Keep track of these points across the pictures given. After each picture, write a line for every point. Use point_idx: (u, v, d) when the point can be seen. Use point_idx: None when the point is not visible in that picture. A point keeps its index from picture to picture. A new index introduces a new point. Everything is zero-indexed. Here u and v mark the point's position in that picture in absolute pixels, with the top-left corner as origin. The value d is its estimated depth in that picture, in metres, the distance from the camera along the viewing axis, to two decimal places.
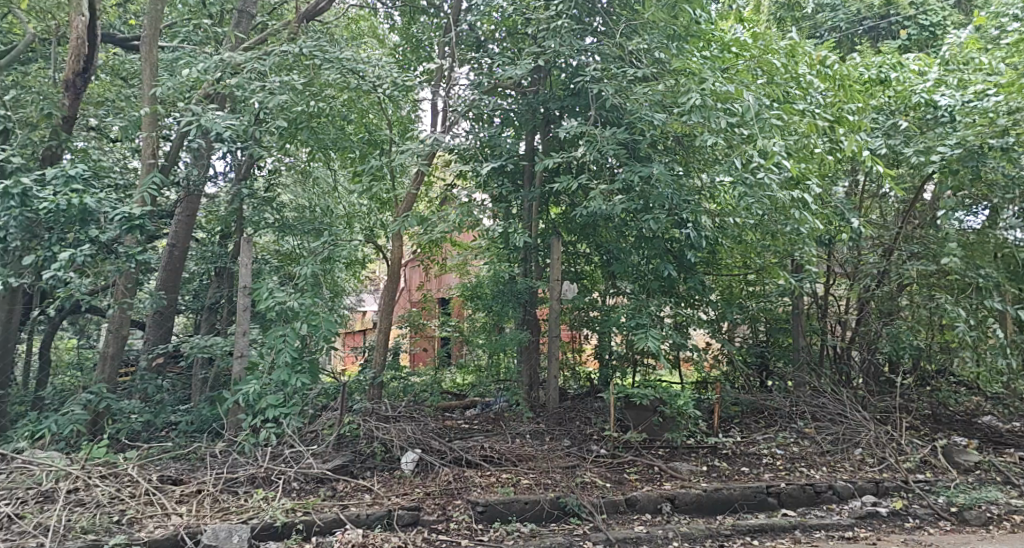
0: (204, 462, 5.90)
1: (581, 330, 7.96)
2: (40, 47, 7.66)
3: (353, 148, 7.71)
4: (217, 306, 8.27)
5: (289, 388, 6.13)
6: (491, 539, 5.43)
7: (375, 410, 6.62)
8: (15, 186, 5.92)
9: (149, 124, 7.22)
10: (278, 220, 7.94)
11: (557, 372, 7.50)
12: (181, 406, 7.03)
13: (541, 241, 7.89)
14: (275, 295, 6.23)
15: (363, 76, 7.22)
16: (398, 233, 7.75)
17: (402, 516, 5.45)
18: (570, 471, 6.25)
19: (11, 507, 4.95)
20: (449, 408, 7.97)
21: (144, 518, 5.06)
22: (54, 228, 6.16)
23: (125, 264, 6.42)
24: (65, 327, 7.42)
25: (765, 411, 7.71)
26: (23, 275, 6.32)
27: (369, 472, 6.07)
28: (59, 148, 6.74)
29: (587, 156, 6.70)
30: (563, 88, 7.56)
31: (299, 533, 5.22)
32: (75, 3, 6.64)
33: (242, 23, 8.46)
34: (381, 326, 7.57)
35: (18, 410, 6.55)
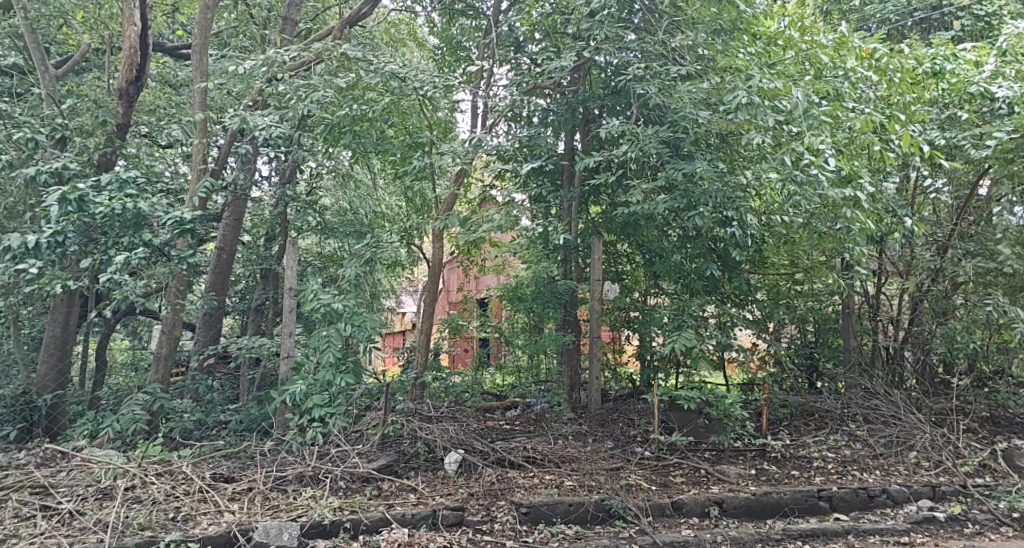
0: (255, 460, 6.02)
1: (622, 330, 7.95)
2: (94, 58, 7.99)
3: (394, 150, 7.71)
4: (263, 308, 8.43)
5: (334, 389, 6.21)
6: (537, 541, 5.43)
7: (418, 411, 6.67)
8: (73, 192, 5.99)
9: (200, 130, 7.39)
10: (321, 222, 8.07)
11: (599, 372, 7.47)
12: (230, 405, 7.18)
13: (581, 240, 7.86)
14: (320, 297, 6.32)
15: (404, 79, 7.27)
16: (438, 232, 7.76)
17: (447, 516, 5.49)
18: (614, 473, 6.21)
19: (72, 504, 5.09)
20: (490, 409, 7.91)
21: (198, 515, 5.17)
22: (110, 232, 6.32)
23: (178, 266, 6.62)
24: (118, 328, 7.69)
25: (815, 413, 7.59)
26: (81, 278, 6.51)
27: (413, 472, 6.11)
28: (114, 155, 6.94)
29: (629, 155, 6.65)
30: (603, 86, 7.49)
31: (347, 532, 5.28)
32: (127, 14, 6.85)
33: (286, 29, 8.56)
34: (424, 324, 7.62)
35: (77, 409, 6.75)
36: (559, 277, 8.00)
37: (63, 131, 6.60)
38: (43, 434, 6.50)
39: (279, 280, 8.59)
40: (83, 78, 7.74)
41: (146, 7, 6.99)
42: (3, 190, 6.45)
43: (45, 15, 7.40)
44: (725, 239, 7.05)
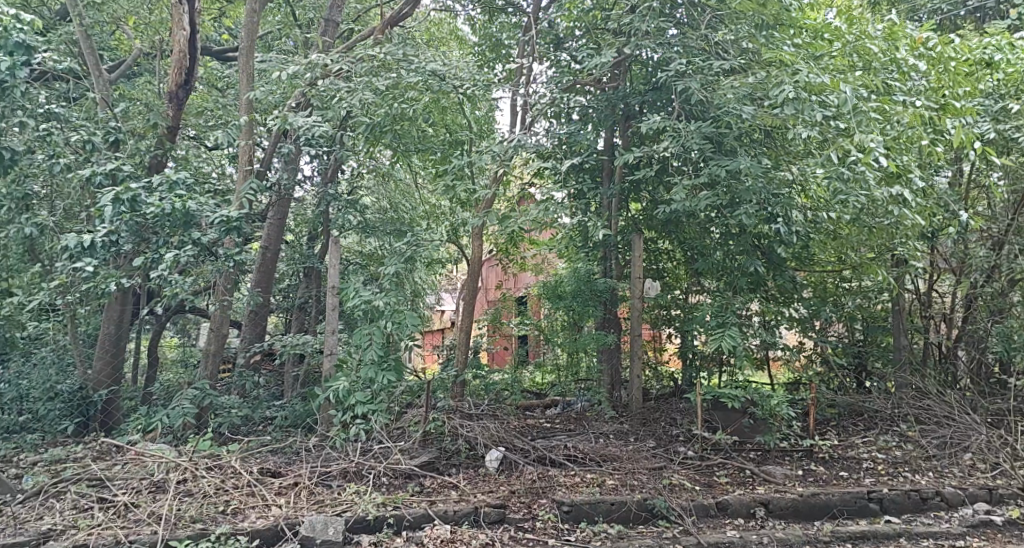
0: (300, 456, 6.12)
1: (663, 328, 7.89)
2: (145, 62, 8.19)
3: (435, 148, 7.94)
4: (306, 306, 8.56)
5: (376, 386, 6.27)
6: (579, 539, 5.41)
7: (458, 408, 6.72)
8: (126, 192, 6.15)
9: (246, 132, 7.56)
10: (362, 221, 8.07)
11: (640, 370, 7.41)
12: (275, 402, 7.32)
13: (621, 238, 7.83)
14: (361, 295, 6.41)
15: (443, 78, 7.30)
16: (478, 229, 7.80)
17: (489, 513, 5.50)
18: (657, 473, 6.17)
19: (127, 496, 5.22)
20: (531, 407, 8.03)
21: (247, 509, 5.27)
22: (161, 232, 6.49)
23: (225, 264, 6.75)
24: (168, 326, 8.07)
25: (864, 413, 7.47)
26: (133, 276, 6.69)
27: (455, 469, 6.16)
28: (164, 157, 7.19)
29: (671, 151, 6.57)
30: (644, 81, 7.44)
31: (391, 528, 5.32)
32: (176, 19, 7.03)
33: (329, 32, 8.57)
34: (463, 321, 7.66)
35: (130, 405, 6.94)
36: (599, 274, 7.96)
37: (116, 134, 6.73)
38: (99, 428, 6.70)
39: (322, 279, 8.73)
40: (135, 83, 7.97)
41: (194, 12, 7.15)
42: (60, 192, 6.65)
43: (100, 21, 7.68)
44: (768, 237, 6.95)
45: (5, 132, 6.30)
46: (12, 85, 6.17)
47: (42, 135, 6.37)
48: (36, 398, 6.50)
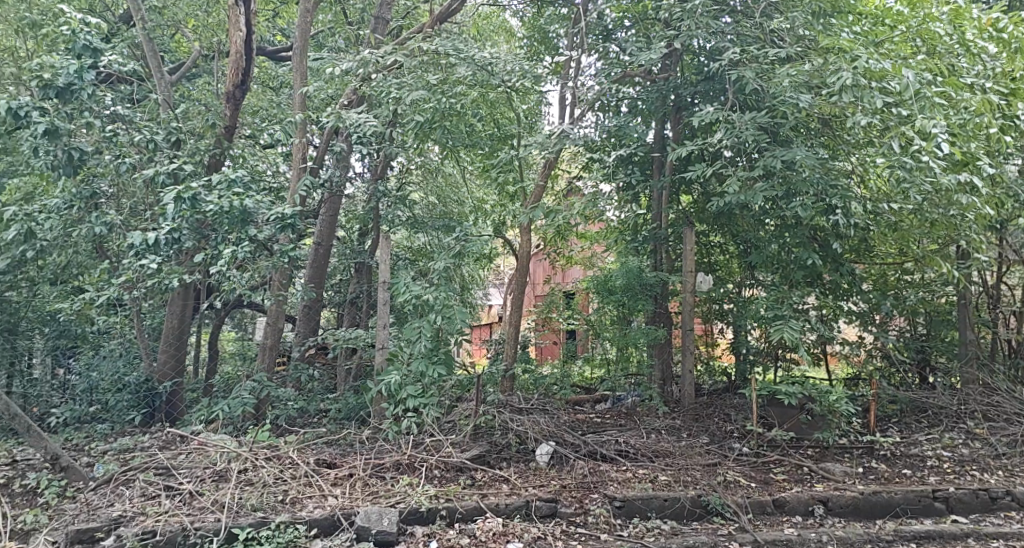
0: (354, 448, 6.22)
1: (715, 323, 7.77)
2: (203, 63, 8.40)
3: (483, 144, 7.88)
4: (358, 301, 8.66)
5: (426, 379, 6.33)
6: (632, 535, 5.37)
7: (508, 402, 6.76)
8: (186, 191, 6.33)
9: (300, 130, 7.69)
10: (411, 217, 8.31)
11: (692, 365, 7.33)
12: (329, 394, 7.47)
13: (672, 231, 7.75)
14: (412, 289, 6.50)
15: (493, 71, 7.36)
16: (527, 224, 7.79)
17: (541, 507, 5.49)
18: (711, 469, 6.10)
19: (192, 484, 5.37)
20: (580, 402, 7.90)
21: (304, 498, 5.38)
22: (220, 228, 6.66)
23: (280, 260, 6.87)
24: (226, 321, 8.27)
25: (928, 410, 7.25)
26: (194, 272, 6.89)
27: (505, 462, 6.18)
28: (221, 156, 7.36)
29: (725, 142, 6.45)
30: (696, 71, 7.35)
31: (443, 519, 5.35)
32: (233, 21, 7.19)
33: (379, 29, 8.65)
34: (513, 316, 7.66)
35: (192, 396, 7.15)
36: (650, 268, 7.88)
37: (176, 135, 6.98)
38: (164, 419, 6.94)
39: (372, 273, 8.79)
40: (195, 84, 8.19)
41: (252, 14, 7.30)
42: (127, 192, 6.87)
43: (162, 24, 7.90)
44: (824, 228, 6.78)
45: (74, 134, 6.55)
46: (79, 87, 6.42)
47: (109, 136, 6.60)
48: (105, 390, 6.78)
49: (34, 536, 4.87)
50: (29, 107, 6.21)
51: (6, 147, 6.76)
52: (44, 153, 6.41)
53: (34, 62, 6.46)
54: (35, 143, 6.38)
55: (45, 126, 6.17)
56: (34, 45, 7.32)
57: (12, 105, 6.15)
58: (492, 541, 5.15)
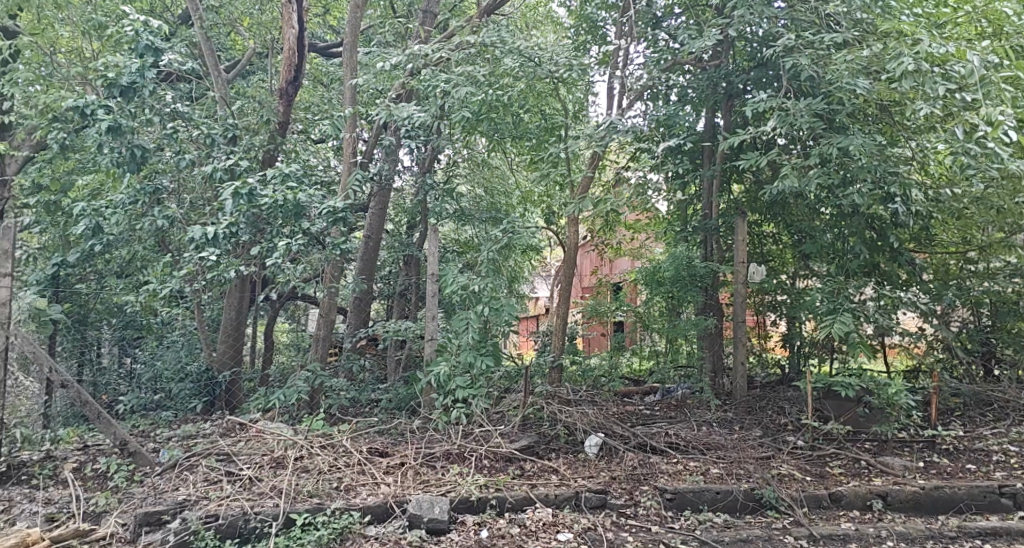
0: (406, 437, 6.31)
1: (767, 314, 7.61)
2: (258, 61, 8.62)
3: (530, 136, 7.98)
4: (406, 294, 8.85)
5: (475, 371, 6.37)
6: (683, 527, 5.32)
7: (557, 393, 6.78)
8: (243, 186, 6.49)
9: (350, 125, 7.76)
10: (458, 209, 8.37)
11: (744, 357, 7.22)
12: (380, 385, 7.60)
13: (723, 222, 7.65)
14: (459, 281, 6.57)
15: (539, 62, 7.32)
16: (574, 214, 7.74)
17: (591, 498, 5.49)
18: (764, 462, 6.02)
19: (251, 471, 5.51)
20: (629, 394, 7.90)
21: (358, 486, 5.47)
22: (275, 222, 6.80)
23: (332, 252, 7.00)
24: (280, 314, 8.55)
25: (995, 403, 7.03)
26: (251, 265, 7.07)
27: (554, 453, 6.18)
28: (275, 151, 7.53)
29: (779, 130, 6.32)
30: (749, 58, 7.21)
31: (493, 509, 5.37)
32: (285, 17, 7.33)
33: (428, 22, 8.73)
34: (560, 308, 7.67)
35: (250, 386, 7.34)
36: (700, 259, 7.78)
37: (233, 131, 7.16)
38: (224, 407, 7.13)
39: (420, 267, 9.03)
40: (250, 82, 8.46)
41: (303, 11, 7.44)
42: (187, 187, 7.08)
43: (218, 24, 8.16)
44: (880, 218, 6.73)
45: (137, 131, 6.73)
46: (141, 85, 6.70)
47: (169, 133, 6.83)
48: (170, 379, 7.11)
49: (106, 518, 5.06)
50: (95, 106, 6.45)
51: (75, 146, 7.04)
52: (110, 150, 6.63)
53: (99, 62, 6.75)
54: (101, 140, 6.62)
55: (109, 124, 6.39)
56: (99, 45, 7.54)
57: (80, 103, 6.40)
58: (542, 531, 5.16)
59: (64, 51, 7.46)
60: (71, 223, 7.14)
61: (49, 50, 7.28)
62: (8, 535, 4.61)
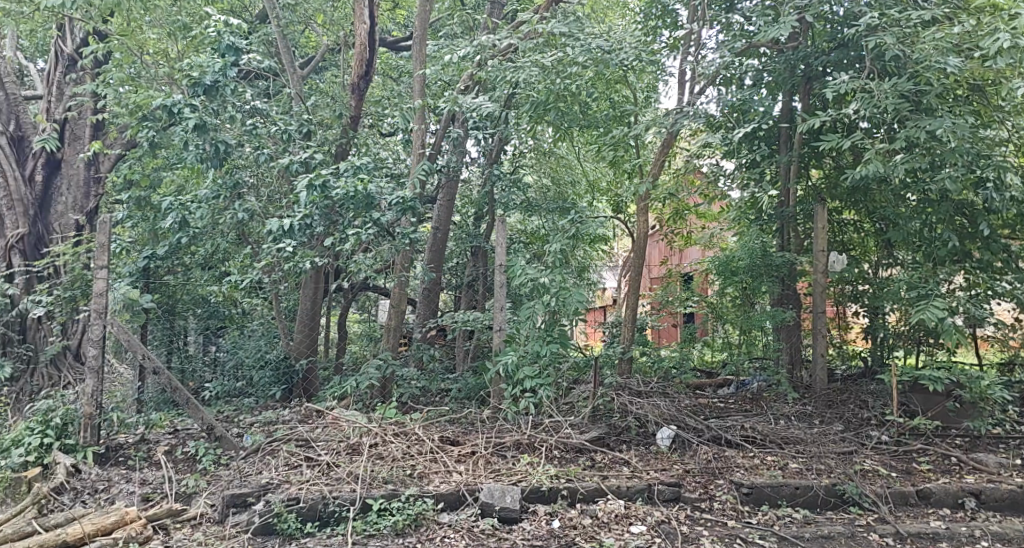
0: (476, 426, 6.32)
1: (848, 305, 7.33)
2: (331, 56, 8.88)
3: (598, 125, 7.94)
4: (474, 284, 8.84)
5: (543, 360, 6.32)
6: (761, 522, 5.19)
7: (627, 385, 6.73)
8: (318, 178, 6.64)
9: (420, 117, 7.76)
10: (525, 200, 8.64)
11: (824, 349, 7.03)
12: (449, 374, 7.67)
13: (800, 209, 7.42)
14: (528, 272, 6.51)
15: (609, 51, 7.13)
16: (644, 202, 7.63)
17: (664, 491, 5.40)
18: (847, 458, 5.84)
19: (329, 456, 5.62)
20: (702, 387, 7.78)
21: (431, 474, 5.53)
22: (347, 213, 6.92)
23: (402, 243, 7.09)
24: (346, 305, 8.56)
25: None
26: (325, 256, 7.23)
27: (625, 445, 6.13)
28: (348, 144, 7.69)
29: (862, 113, 6.06)
30: (830, 39, 6.90)
31: (565, 499, 5.34)
32: (357, 14, 7.46)
33: (496, 14, 8.85)
34: (630, 298, 7.59)
35: (326, 374, 7.54)
36: (776, 248, 7.54)
37: (308, 126, 7.32)
38: (301, 394, 7.33)
39: (487, 257, 9.08)
40: (324, 77, 8.67)
41: (374, 6, 7.54)
42: (265, 181, 7.34)
43: (294, 22, 8.42)
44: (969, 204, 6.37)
45: (220, 128, 6.99)
46: (223, 84, 6.92)
47: (250, 129, 7.09)
48: (251, 366, 7.36)
49: (196, 499, 5.29)
50: (182, 104, 6.69)
51: (162, 143, 7.36)
52: (195, 146, 6.90)
53: (185, 62, 6.99)
54: (187, 137, 6.91)
55: (195, 121, 6.65)
56: (183, 45, 7.77)
57: (168, 102, 6.64)
58: (615, 523, 5.11)
59: (152, 53, 7.58)
60: (160, 217, 7.48)
61: (138, 51, 7.53)
62: (109, 513, 4.88)
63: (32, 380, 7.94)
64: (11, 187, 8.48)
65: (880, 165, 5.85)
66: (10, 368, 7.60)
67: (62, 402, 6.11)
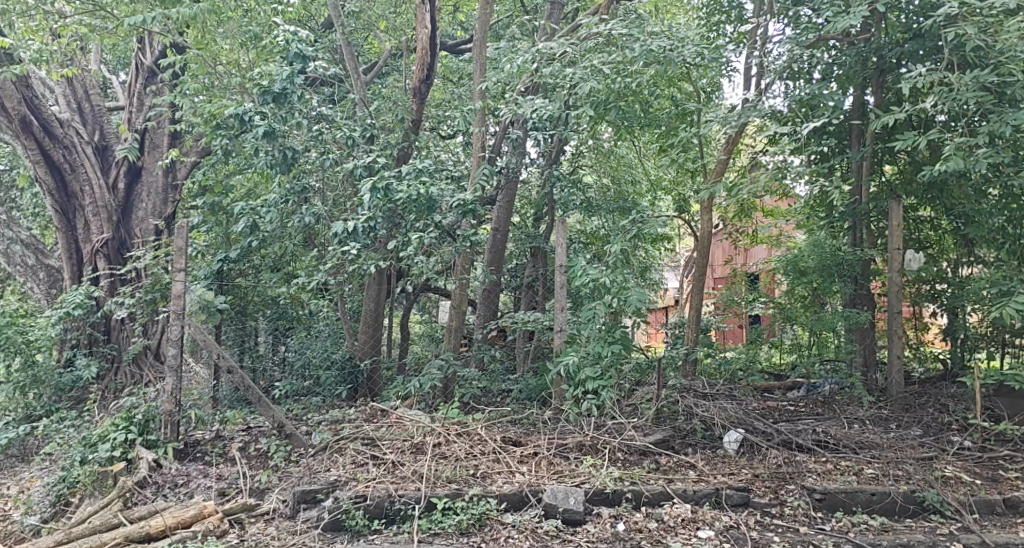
0: (538, 426, 6.30)
1: (926, 305, 7.05)
2: (393, 61, 9.05)
3: (661, 123, 7.83)
4: (534, 284, 8.84)
5: (605, 361, 6.26)
6: (835, 529, 5.03)
7: (691, 387, 6.60)
8: (380, 181, 6.74)
9: (480, 120, 7.80)
10: (585, 201, 8.64)
11: (900, 350, 6.73)
12: (510, 375, 7.67)
13: (872, 206, 7.18)
14: (589, 272, 6.47)
15: (672, 49, 7.02)
16: (707, 201, 7.47)
17: (732, 495, 5.29)
18: (926, 464, 5.62)
19: (394, 455, 5.68)
20: (771, 390, 7.62)
21: (494, 474, 5.54)
22: (410, 215, 7.00)
23: (463, 245, 7.14)
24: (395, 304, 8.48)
25: None
26: (388, 258, 7.32)
27: (690, 448, 6.02)
28: (409, 148, 7.79)
29: (939, 107, 5.82)
30: (905, 31, 6.69)
31: (629, 502, 5.28)
32: (419, 18, 7.53)
33: (553, 16, 8.75)
34: (693, 297, 7.45)
35: (389, 374, 7.64)
36: (847, 246, 7.31)
37: (372, 131, 7.41)
38: (366, 394, 7.46)
39: (548, 258, 9.02)
40: (386, 82, 8.86)
41: (435, 10, 7.61)
42: (331, 185, 7.44)
43: (358, 29, 8.60)
44: None
45: (288, 134, 7.19)
46: (291, 91, 7.11)
47: (315, 135, 7.24)
48: (318, 366, 7.52)
49: (268, 495, 5.43)
50: (252, 112, 6.97)
51: (235, 150, 7.60)
52: (265, 153, 7.12)
53: (256, 72, 7.26)
54: (257, 144, 7.15)
55: (264, 129, 6.89)
56: (254, 55, 8.07)
57: (238, 110, 6.92)
58: (681, 527, 5.03)
59: (225, 63, 7.91)
60: (232, 221, 7.73)
61: (212, 62, 7.85)
62: (188, 507, 5.07)
63: (117, 377, 8.33)
64: (95, 194, 8.95)
65: (960, 161, 5.58)
66: (94, 369, 8.10)
67: (144, 399, 6.36)
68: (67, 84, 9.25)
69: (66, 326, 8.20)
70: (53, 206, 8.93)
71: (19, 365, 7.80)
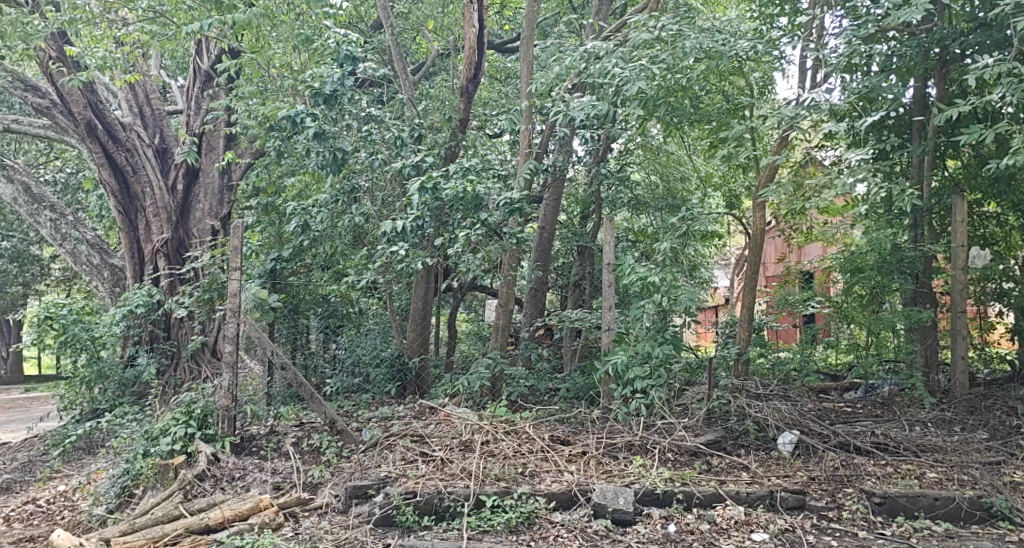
0: (586, 425, 6.25)
1: (991, 305, 6.85)
2: (440, 61, 9.12)
3: (710, 119, 7.68)
4: (581, 282, 8.78)
5: (654, 361, 6.18)
6: (895, 534, 4.87)
7: (744, 388, 6.48)
8: (429, 180, 6.80)
9: (527, 118, 7.79)
10: (633, 199, 8.59)
11: (964, 351, 6.46)
12: (558, 373, 7.63)
13: (934, 202, 6.93)
14: (639, 270, 6.39)
15: (723, 44, 6.90)
16: (761, 202, 7.32)
17: (787, 498, 5.18)
18: (993, 469, 5.42)
19: (443, 453, 5.71)
20: (827, 390, 7.40)
21: (543, 472, 5.52)
22: (457, 214, 7.02)
23: (510, 243, 7.12)
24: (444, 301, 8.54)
25: None
26: (436, 257, 7.36)
27: (743, 449, 5.91)
28: (457, 147, 7.81)
29: (1007, 99, 5.59)
30: (969, 20, 6.49)
31: (681, 503, 5.20)
32: (467, 18, 7.56)
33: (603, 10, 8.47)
34: (746, 298, 7.29)
35: (436, 372, 7.68)
36: (906, 242, 7.06)
37: (419, 130, 7.46)
38: (414, 391, 7.51)
39: (595, 257, 8.98)
40: (434, 83, 8.92)
41: (483, 9, 7.63)
42: (380, 185, 7.50)
43: (407, 29, 8.84)
44: None
45: (338, 135, 7.30)
46: (341, 93, 7.28)
47: (364, 135, 7.30)
48: (368, 363, 7.60)
49: (321, 489, 5.51)
50: (304, 115, 7.09)
51: (287, 151, 7.74)
52: (317, 154, 7.23)
53: (307, 74, 7.43)
54: (309, 145, 7.27)
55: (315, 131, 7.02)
56: (306, 57, 8.23)
57: (291, 112, 7.04)
58: (734, 529, 4.93)
59: (278, 66, 8.09)
60: (285, 221, 7.87)
61: (266, 65, 8.03)
62: (244, 499, 5.19)
63: (176, 373, 8.56)
64: (156, 196, 9.20)
65: None
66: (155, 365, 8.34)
67: (202, 394, 6.51)
68: (130, 90, 9.59)
69: (129, 324, 8.46)
70: (116, 207, 9.23)
71: (85, 362, 8.14)
